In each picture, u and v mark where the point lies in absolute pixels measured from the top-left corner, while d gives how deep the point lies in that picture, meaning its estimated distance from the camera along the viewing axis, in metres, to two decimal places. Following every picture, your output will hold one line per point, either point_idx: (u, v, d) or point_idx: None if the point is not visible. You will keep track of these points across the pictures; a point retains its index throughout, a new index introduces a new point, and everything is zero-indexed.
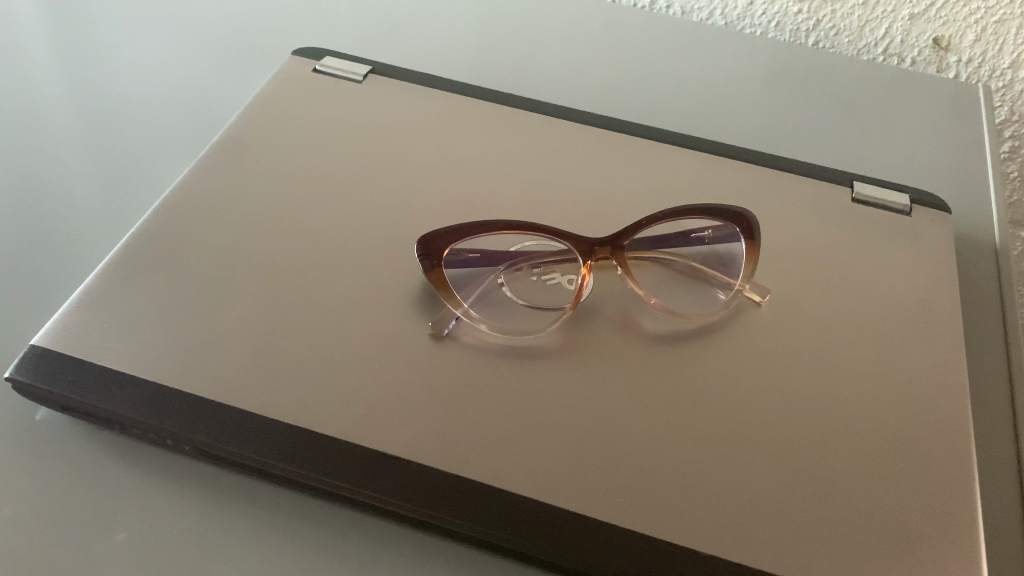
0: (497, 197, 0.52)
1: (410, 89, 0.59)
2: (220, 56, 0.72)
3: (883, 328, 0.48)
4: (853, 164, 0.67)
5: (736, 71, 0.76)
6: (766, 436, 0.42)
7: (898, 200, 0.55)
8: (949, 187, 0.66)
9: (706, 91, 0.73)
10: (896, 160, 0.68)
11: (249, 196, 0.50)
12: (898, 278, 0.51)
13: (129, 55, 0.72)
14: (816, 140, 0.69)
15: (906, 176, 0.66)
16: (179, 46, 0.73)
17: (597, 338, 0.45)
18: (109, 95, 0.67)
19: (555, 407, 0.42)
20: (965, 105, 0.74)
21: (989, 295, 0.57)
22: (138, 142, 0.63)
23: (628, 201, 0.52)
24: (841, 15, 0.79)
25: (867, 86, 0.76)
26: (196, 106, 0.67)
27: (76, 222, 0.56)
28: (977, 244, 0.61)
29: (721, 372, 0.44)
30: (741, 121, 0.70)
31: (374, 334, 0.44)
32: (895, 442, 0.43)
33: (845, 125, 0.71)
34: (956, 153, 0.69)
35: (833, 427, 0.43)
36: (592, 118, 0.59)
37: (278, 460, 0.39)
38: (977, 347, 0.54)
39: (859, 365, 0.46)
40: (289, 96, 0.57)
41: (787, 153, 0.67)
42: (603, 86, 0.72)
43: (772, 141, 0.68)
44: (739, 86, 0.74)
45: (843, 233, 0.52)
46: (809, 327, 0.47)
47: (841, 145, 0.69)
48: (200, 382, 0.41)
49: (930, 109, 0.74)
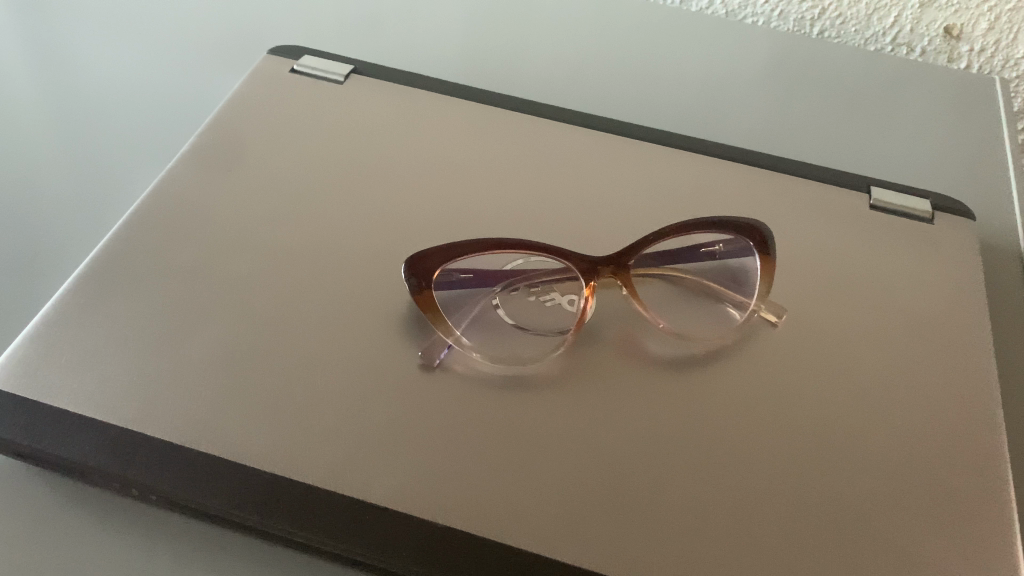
0: (488, 209, 0.48)
1: (396, 89, 0.55)
2: (196, 48, 0.69)
3: (907, 347, 0.44)
4: (856, 163, 0.63)
5: (737, 61, 0.72)
6: (784, 473, 0.38)
7: (919, 205, 0.51)
8: (966, 186, 0.62)
9: (707, 83, 0.70)
10: (903, 157, 0.64)
11: (219, 208, 0.46)
12: (921, 290, 0.47)
13: (101, 47, 0.68)
14: (820, 136, 0.65)
15: (915, 175, 0.63)
16: (151, 44, 0.69)
17: (598, 363, 0.41)
18: (83, 94, 0.64)
19: (553, 446, 0.38)
20: (976, 98, 0.71)
21: (1015, 302, 0.54)
22: (113, 145, 0.60)
23: (630, 211, 0.49)
24: (849, 4, 0.74)
25: (873, 79, 0.72)
26: (172, 103, 0.64)
27: (53, 240, 0.54)
28: (1000, 248, 0.57)
29: (734, 402, 0.41)
30: (742, 116, 0.66)
31: (355, 364, 0.40)
32: (923, 477, 0.39)
33: (849, 119, 0.67)
34: (970, 150, 0.66)
35: (855, 462, 0.39)
36: (589, 119, 0.56)
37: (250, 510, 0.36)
38: (1006, 362, 0.50)
39: (883, 390, 0.42)
40: (264, 98, 0.53)
41: (788, 151, 0.63)
42: (599, 81, 0.68)
43: (773, 138, 0.64)
44: (742, 78, 0.70)
45: (861, 242, 0.49)
46: (828, 348, 0.43)
47: (846, 142, 0.65)
48: (165, 424, 0.38)
49: (939, 102, 0.70)
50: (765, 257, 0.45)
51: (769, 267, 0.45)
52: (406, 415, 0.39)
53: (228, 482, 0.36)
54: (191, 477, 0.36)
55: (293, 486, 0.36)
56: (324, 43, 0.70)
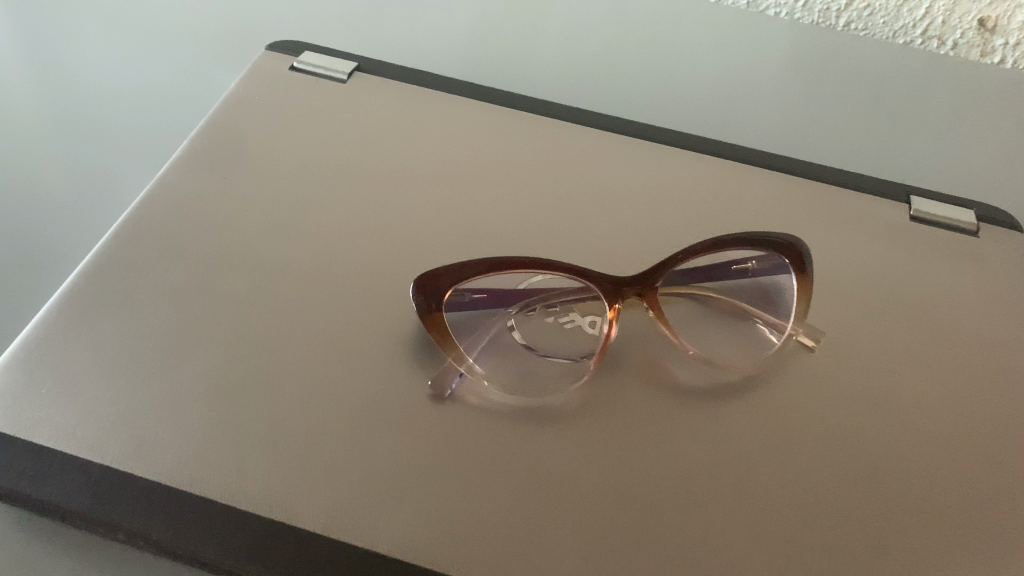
0: (504, 222, 0.45)
1: (403, 89, 0.52)
2: (193, 41, 0.65)
3: (954, 373, 0.41)
4: (879, 168, 0.60)
5: (761, 53, 0.68)
6: (830, 516, 0.35)
7: (963, 217, 0.48)
8: (1003, 194, 0.59)
9: (729, 78, 0.66)
10: (929, 158, 0.61)
11: (212, 218, 0.43)
12: (968, 310, 0.44)
13: (100, 46, 0.66)
14: (842, 139, 0.62)
15: (944, 179, 0.60)
16: (147, 38, 0.66)
17: (625, 390, 0.38)
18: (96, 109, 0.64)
19: (578, 486, 0.35)
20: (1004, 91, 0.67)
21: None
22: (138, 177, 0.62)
23: (656, 223, 0.46)
24: None
25: (899, 84, 0.67)
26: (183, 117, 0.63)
27: None
28: None
29: (773, 435, 0.37)
30: (762, 116, 0.63)
31: (361, 392, 0.37)
32: (981, 519, 0.36)
33: (872, 119, 0.64)
34: (1006, 152, 0.62)
35: (905, 502, 0.36)
36: (608, 121, 0.52)
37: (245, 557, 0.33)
38: None
39: (932, 421, 0.39)
40: (262, 97, 0.50)
41: (807, 155, 0.60)
42: (615, 76, 0.65)
43: (792, 142, 0.61)
44: (765, 72, 0.67)
45: (902, 257, 0.46)
46: (872, 374, 0.40)
47: (868, 143, 0.61)
48: (156, 463, 0.35)
49: (967, 97, 0.66)
50: (802, 275, 0.42)
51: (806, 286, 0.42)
52: (417, 450, 0.35)
53: (222, 526, 0.33)
54: (183, 522, 0.33)
55: (293, 532, 0.33)
56: (324, 33, 0.66)
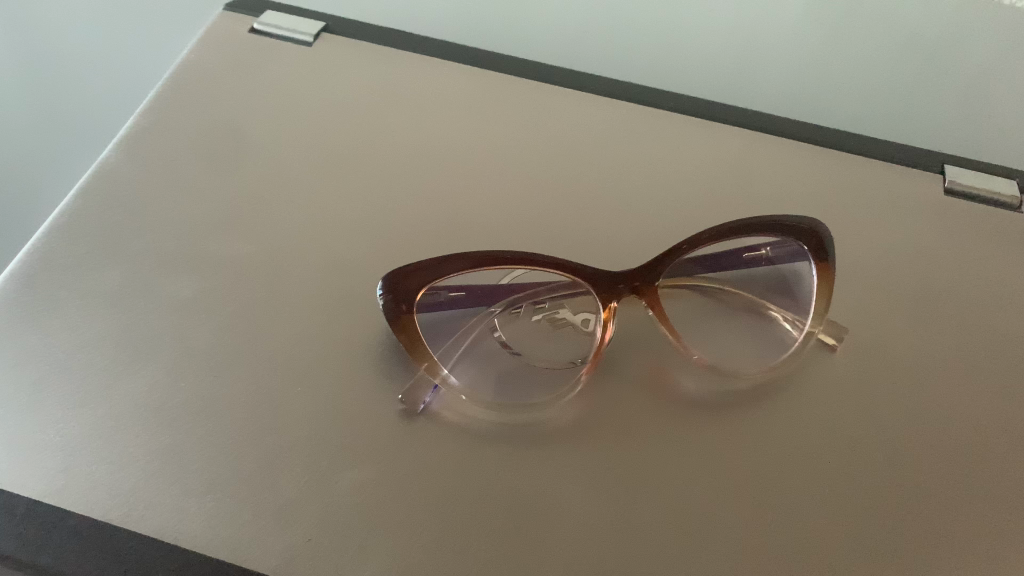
0: (488, 205, 0.40)
1: (375, 49, 0.47)
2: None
3: (998, 370, 0.36)
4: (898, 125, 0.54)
5: None
6: (859, 543, 0.31)
7: (1004, 188, 0.43)
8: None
9: None
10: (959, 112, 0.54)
11: (160, 208, 0.38)
12: (1009, 295, 0.39)
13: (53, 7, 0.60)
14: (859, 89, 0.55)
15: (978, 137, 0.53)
16: None
17: (627, 401, 0.34)
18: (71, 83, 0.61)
19: (572, 513, 0.31)
20: None
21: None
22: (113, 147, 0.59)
23: (658, 206, 0.41)
24: None
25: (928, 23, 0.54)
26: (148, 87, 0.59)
27: None
28: None
29: (794, 449, 0.33)
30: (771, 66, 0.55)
31: (324, 406, 0.32)
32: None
33: (895, 69, 0.54)
34: None
35: (945, 524, 0.32)
36: (605, 83, 0.47)
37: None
38: None
39: (974, 426, 0.35)
40: (218, 65, 0.45)
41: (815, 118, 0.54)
42: (606, 10, 0.56)
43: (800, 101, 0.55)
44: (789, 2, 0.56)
45: (935, 238, 0.41)
46: (905, 375, 0.36)
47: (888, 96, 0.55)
48: (88, 496, 0.30)
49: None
50: (823, 264, 0.38)
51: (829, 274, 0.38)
52: (391, 473, 0.31)
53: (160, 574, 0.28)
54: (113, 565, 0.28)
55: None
56: None
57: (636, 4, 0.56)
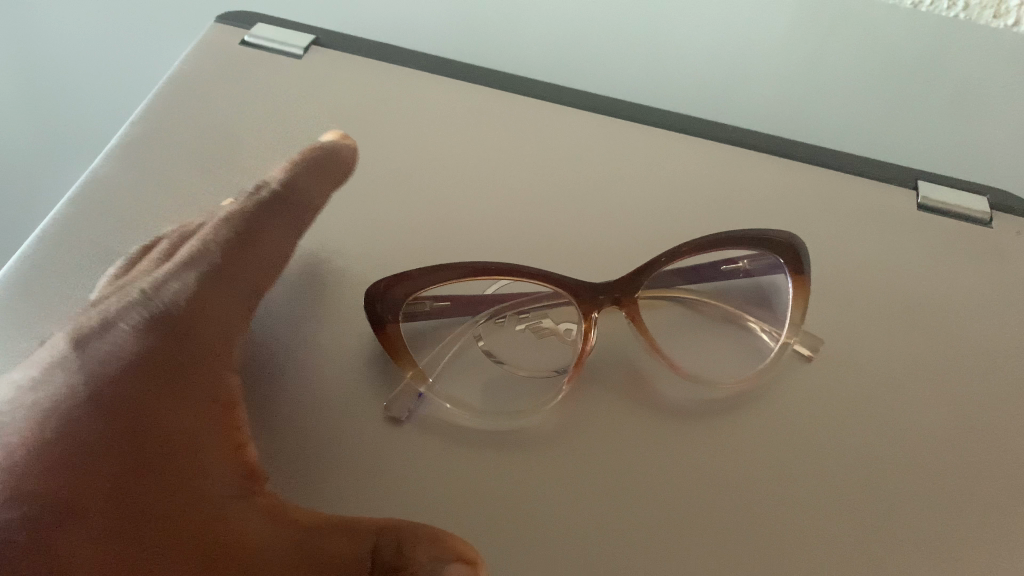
0: (474, 218, 0.41)
1: (364, 63, 0.48)
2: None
3: (968, 379, 0.37)
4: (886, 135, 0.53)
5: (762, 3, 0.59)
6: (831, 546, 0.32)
7: (975, 204, 0.44)
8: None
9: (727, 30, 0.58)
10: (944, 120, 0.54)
11: (152, 217, 0.39)
12: (980, 308, 0.40)
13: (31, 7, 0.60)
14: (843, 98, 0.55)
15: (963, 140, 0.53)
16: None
17: (606, 409, 0.34)
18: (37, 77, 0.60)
19: (552, 516, 0.31)
20: None
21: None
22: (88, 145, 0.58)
23: (640, 219, 0.42)
24: None
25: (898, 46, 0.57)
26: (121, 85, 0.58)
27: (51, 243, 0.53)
28: None
29: (768, 456, 0.34)
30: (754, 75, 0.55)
31: (312, 412, 0.33)
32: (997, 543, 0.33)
33: (875, 85, 0.55)
34: None
35: (915, 528, 0.33)
36: (590, 98, 0.48)
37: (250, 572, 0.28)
38: None
39: (944, 434, 0.35)
40: (209, 76, 0.46)
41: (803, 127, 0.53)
42: (591, 28, 0.57)
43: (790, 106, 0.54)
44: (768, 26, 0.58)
45: (909, 252, 0.42)
46: (877, 384, 0.37)
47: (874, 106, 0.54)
48: None
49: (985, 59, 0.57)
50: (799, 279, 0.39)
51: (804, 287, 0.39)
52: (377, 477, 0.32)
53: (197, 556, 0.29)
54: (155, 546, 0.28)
55: None
56: None
57: (621, 21, 0.57)
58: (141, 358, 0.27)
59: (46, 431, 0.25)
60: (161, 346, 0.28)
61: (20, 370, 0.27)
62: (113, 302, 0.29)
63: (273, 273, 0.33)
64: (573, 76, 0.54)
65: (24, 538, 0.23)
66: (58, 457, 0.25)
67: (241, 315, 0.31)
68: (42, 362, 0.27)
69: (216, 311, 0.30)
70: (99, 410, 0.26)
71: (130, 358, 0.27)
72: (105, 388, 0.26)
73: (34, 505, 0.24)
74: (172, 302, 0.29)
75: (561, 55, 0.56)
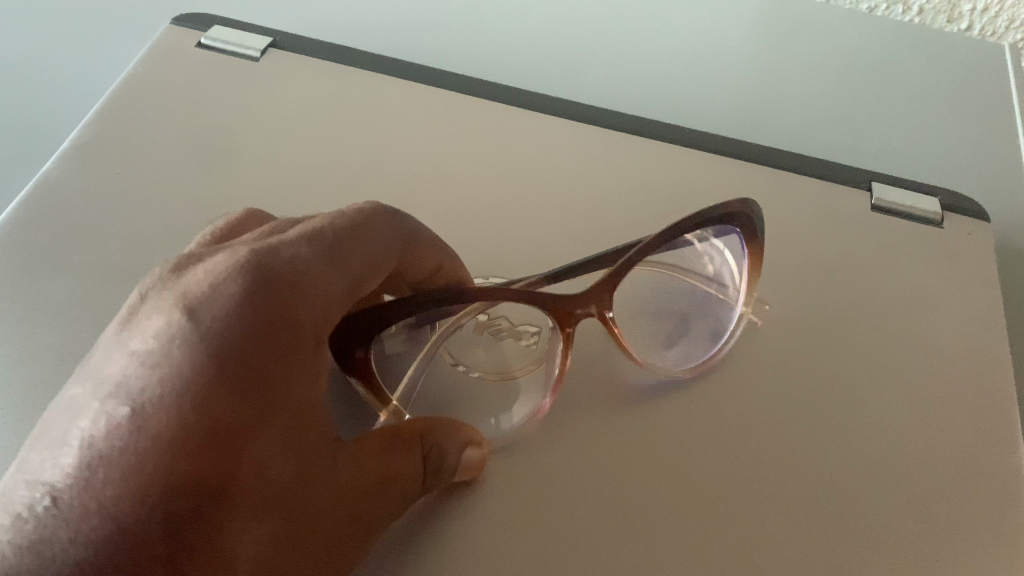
0: (432, 221, 0.41)
1: (322, 65, 0.48)
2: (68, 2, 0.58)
3: (919, 374, 0.38)
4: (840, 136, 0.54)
5: (720, 11, 0.60)
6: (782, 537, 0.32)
7: (927, 204, 0.45)
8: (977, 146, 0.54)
9: (686, 33, 0.58)
10: (899, 124, 0.55)
11: (105, 221, 0.39)
12: (930, 305, 0.41)
13: None
14: (801, 100, 0.55)
15: (917, 141, 0.54)
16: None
17: (564, 399, 0.34)
18: None
19: (508, 510, 0.31)
20: (979, 60, 0.59)
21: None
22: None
23: (597, 220, 0.42)
24: None
25: (855, 50, 0.58)
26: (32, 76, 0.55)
27: None
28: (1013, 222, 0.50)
29: (723, 446, 0.34)
30: (715, 78, 0.56)
31: None
32: (944, 533, 0.33)
33: (832, 87, 0.56)
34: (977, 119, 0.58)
35: (865, 517, 0.33)
36: (548, 100, 0.48)
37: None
38: None
39: (896, 427, 0.36)
40: (164, 79, 0.45)
41: (762, 127, 0.54)
42: (551, 31, 0.57)
43: (749, 108, 0.55)
44: (725, 31, 0.59)
45: (863, 250, 0.42)
46: (832, 378, 0.37)
47: (831, 107, 0.55)
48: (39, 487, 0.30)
49: (936, 64, 0.58)
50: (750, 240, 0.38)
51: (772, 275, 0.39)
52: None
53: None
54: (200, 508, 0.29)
55: None
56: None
57: (581, 26, 0.58)
58: (258, 325, 0.27)
59: (178, 406, 0.25)
60: (264, 312, 0.27)
61: (131, 339, 0.27)
62: (209, 265, 0.29)
63: (377, 256, 0.32)
64: (534, 79, 0.54)
65: (183, 513, 0.25)
66: (190, 436, 0.25)
67: (348, 292, 0.31)
68: (152, 330, 0.27)
69: (323, 279, 0.30)
70: (226, 381, 0.26)
71: (247, 332, 0.27)
72: (227, 355, 0.26)
73: (190, 483, 0.25)
74: (279, 269, 0.29)
75: (522, 59, 0.55)
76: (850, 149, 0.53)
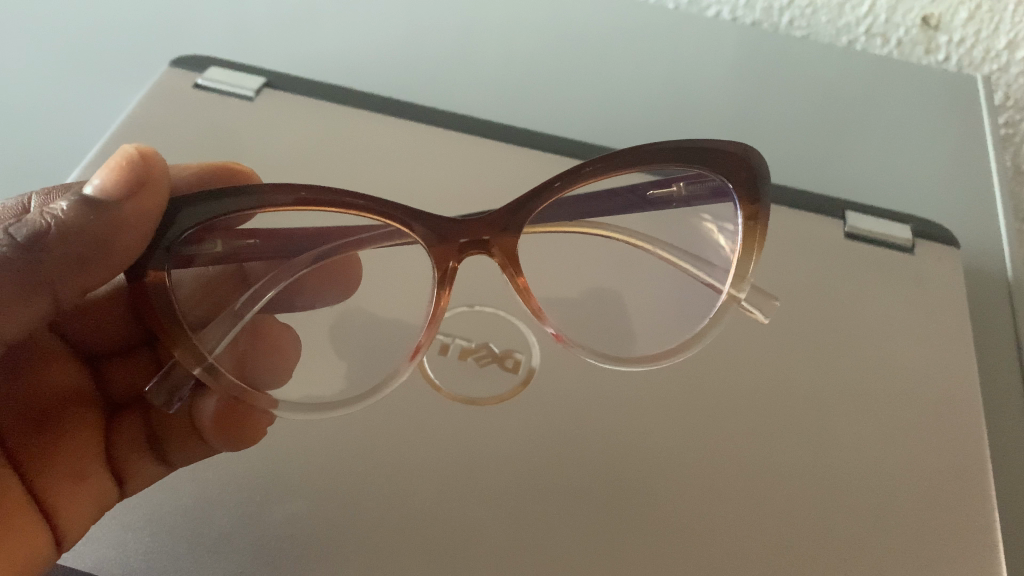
0: (387, 277, 0.42)
1: (315, 103, 0.49)
2: (56, 31, 0.59)
3: (882, 405, 0.41)
4: (819, 164, 0.56)
5: (703, 42, 0.62)
6: (749, 558, 0.36)
7: (898, 232, 0.47)
8: (953, 173, 0.56)
9: (670, 66, 0.60)
10: (876, 151, 0.57)
11: None
12: (897, 333, 0.43)
13: None
14: (780, 129, 0.57)
15: (894, 168, 0.56)
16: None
17: (546, 438, 0.38)
18: None
19: (504, 532, 0.36)
20: (956, 85, 0.61)
21: (1005, 314, 0.49)
22: None
23: (551, 257, 0.44)
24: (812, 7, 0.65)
25: (834, 80, 0.60)
26: (10, 102, 0.55)
27: None
28: (984, 247, 0.52)
29: (694, 481, 0.38)
30: (698, 107, 0.58)
31: (304, 443, 0.38)
32: (898, 556, 0.37)
33: (812, 117, 0.58)
34: (964, 127, 0.58)
35: (825, 542, 0.37)
36: (534, 136, 0.50)
37: (155, 472, 0.38)
38: (994, 385, 0.46)
39: (858, 456, 0.39)
40: (162, 123, 0.47)
41: None
42: (539, 65, 0.59)
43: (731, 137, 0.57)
44: (707, 64, 0.61)
45: (835, 279, 0.45)
46: (798, 411, 0.40)
47: (809, 136, 0.57)
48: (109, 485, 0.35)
49: (914, 91, 0.60)
50: (751, 207, 0.41)
51: (732, 303, 0.42)
52: (363, 519, 0.36)
53: (152, 445, 0.41)
54: (69, 503, 0.38)
55: (257, 546, 0.35)
56: (227, 18, 0.60)
57: (568, 61, 0.60)
58: None
59: None
60: None
61: None
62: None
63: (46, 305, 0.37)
64: (521, 115, 0.56)
65: None
66: None
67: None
68: None
69: None
70: None
71: None
72: None
73: None
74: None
75: (510, 95, 0.57)
76: (827, 178, 0.55)
